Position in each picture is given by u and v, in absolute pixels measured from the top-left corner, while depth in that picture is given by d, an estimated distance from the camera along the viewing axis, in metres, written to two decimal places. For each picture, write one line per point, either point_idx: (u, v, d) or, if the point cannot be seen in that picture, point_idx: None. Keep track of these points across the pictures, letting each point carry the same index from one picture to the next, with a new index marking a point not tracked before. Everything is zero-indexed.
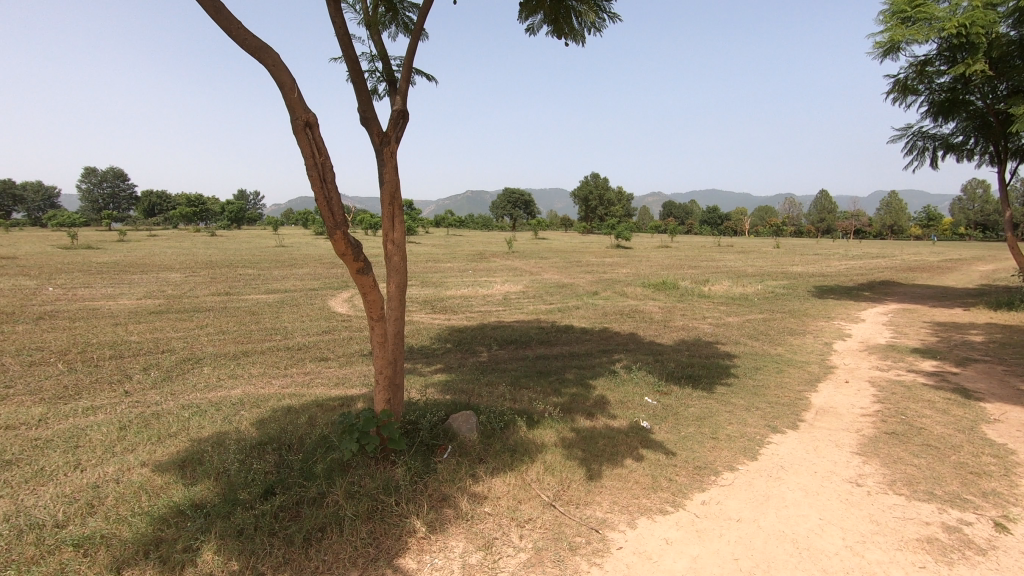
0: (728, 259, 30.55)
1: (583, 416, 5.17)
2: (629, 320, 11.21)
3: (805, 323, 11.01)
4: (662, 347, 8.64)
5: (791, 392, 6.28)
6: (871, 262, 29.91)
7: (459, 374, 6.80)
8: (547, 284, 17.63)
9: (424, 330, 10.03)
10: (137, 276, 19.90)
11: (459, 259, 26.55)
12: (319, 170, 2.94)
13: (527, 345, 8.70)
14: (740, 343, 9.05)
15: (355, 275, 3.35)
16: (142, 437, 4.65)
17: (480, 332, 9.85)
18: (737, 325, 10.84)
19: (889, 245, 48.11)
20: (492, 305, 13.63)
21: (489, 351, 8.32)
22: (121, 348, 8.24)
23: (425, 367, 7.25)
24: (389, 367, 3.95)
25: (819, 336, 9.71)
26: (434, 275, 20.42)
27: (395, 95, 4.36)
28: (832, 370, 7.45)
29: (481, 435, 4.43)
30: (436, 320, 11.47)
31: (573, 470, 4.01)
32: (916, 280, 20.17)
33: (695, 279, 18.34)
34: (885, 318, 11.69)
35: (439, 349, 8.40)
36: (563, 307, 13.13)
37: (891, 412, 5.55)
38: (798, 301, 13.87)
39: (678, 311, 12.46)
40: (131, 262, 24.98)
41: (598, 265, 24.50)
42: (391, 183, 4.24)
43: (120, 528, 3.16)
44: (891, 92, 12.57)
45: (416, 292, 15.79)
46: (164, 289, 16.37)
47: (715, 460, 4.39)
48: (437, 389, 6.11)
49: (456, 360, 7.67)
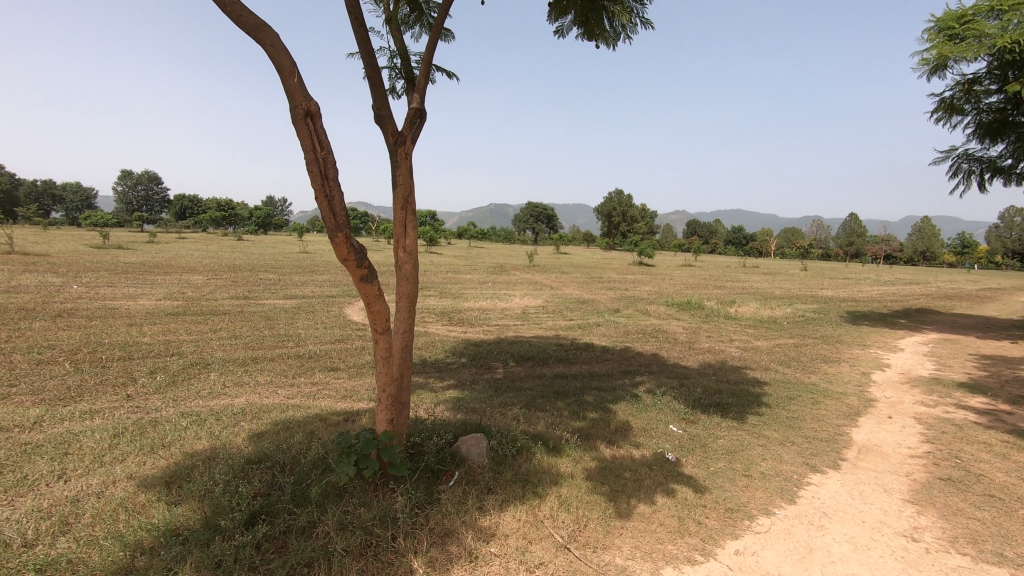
0: (754, 280, 29.85)
1: (602, 444, 4.78)
2: (652, 340, 10.76)
3: (840, 350, 10.42)
4: (687, 370, 8.19)
5: (829, 427, 5.79)
6: (904, 289, 28.88)
7: (472, 392, 6.47)
8: (568, 300, 17.24)
9: (440, 342, 9.74)
10: (160, 278, 20.09)
11: (478, 272, 26.32)
12: (320, 165, 2.69)
13: (545, 363, 8.33)
14: (771, 369, 8.54)
15: (358, 282, 3.06)
16: (135, 447, 4.41)
17: (497, 347, 9.52)
18: (767, 349, 10.31)
19: (922, 271, 46.54)
20: (511, 319, 13.31)
21: (504, 367, 7.97)
22: (132, 350, 8.11)
23: (437, 382, 6.93)
24: (393, 385, 3.63)
25: (856, 365, 9.14)
26: (453, 286, 20.24)
27: (414, 92, 4.11)
28: (872, 403, 6.92)
29: (491, 461, 4.08)
30: (452, 332, 11.18)
31: (591, 508, 3.63)
32: (955, 309, 19.28)
33: (721, 300, 17.78)
34: (926, 349, 11.02)
35: (453, 363, 8.09)
36: (583, 323, 12.73)
37: (943, 455, 5.04)
38: (830, 327, 13.23)
39: (704, 333, 11.95)
40: (157, 263, 25.37)
41: (620, 282, 24.05)
42: (405, 185, 3.96)
43: (91, 552, 2.88)
44: (936, 111, 12.01)
45: (434, 303, 15.58)
46: (184, 291, 16.42)
47: (749, 502, 3.95)
48: (448, 407, 5.78)
49: (469, 375, 7.33)
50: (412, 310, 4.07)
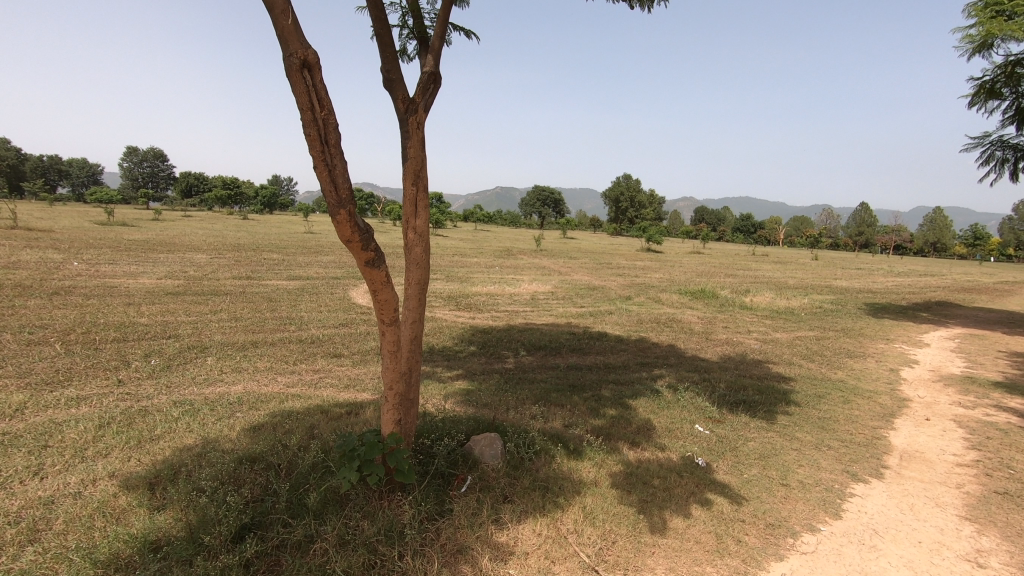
0: (765, 269, 29.36)
1: (625, 446, 4.41)
2: (667, 330, 10.37)
3: (864, 344, 10.00)
4: (708, 364, 7.79)
5: (866, 430, 5.39)
6: (918, 280, 28.36)
7: (482, 383, 6.11)
8: (577, 286, 16.81)
9: (447, 328, 9.38)
10: (163, 256, 19.75)
11: (485, 255, 25.88)
12: (319, 127, 2.27)
13: (557, 353, 7.94)
14: (795, 364, 8.13)
15: (364, 267, 2.67)
16: (121, 439, 4.07)
17: (506, 334, 9.14)
18: (787, 342, 9.91)
19: (934, 262, 45.89)
20: (520, 305, 12.91)
21: (516, 357, 7.59)
22: (128, 331, 7.78)
23: (445, 373, 6.57)
24: (401, 382, 3.25)
25: (883, 361, 8.71)
26: (460, 269, 19.88)
27: (427, 54, 3.68)
28: (906, 403, 6.52)
29: (506, 464, 3.72)
30: (460, 318, 10.80)
31: (618, 521, 3.27)
32: (975, 303, 18.78)
33: (735, 289, 17.34)
34: (952, 344, 10.57)
35: (462, 351, 7.73)
36: (595, 311, 12.32)
37: (994, 464, 4.65)
38: (851, 320, 12.77)
39: (720, 323, 11.53)
40: (161, 241, 25.07)
41: (630, 269, 23.56)
42: (417, 159, 3.55)
43: (59, 568, 2.54)
44: (971, 95, 11.43)
45: (441, 287, 15.21)
46: (186, 270, 16.09)
47: (791, 516, 3.58)
48: (457, 401, 5.41)
49: (479, 365, 6.96)
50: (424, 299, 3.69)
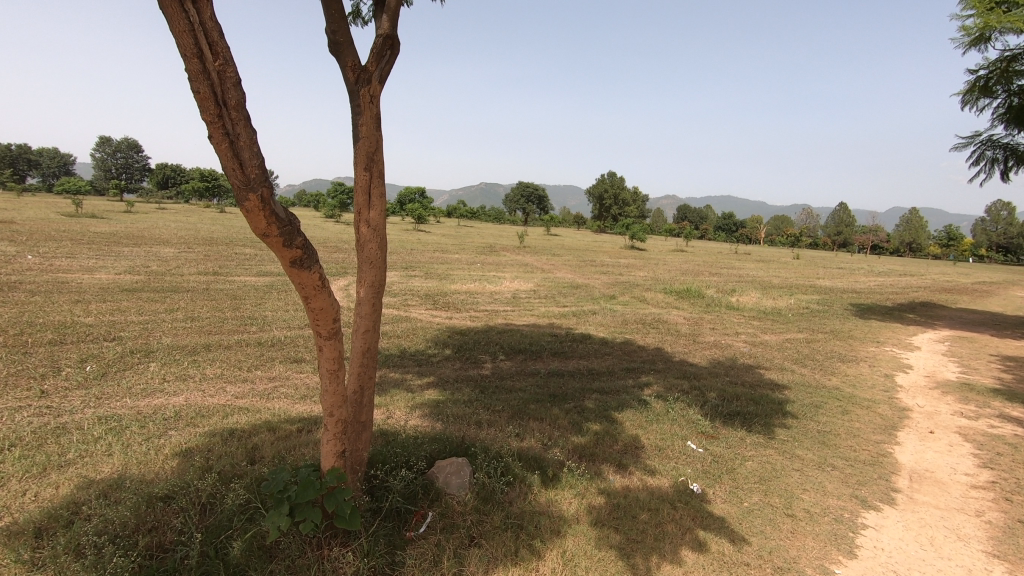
0: (748, 267, 29.23)
1: (611, 470, 3.91)
2: (653, 332, 9.93)
3: (855, 348, 9.66)
4: (696, 369, 7.34)
5: (869, 446, 4.97)
6: (898, 280, 28.48)
7: (455, 393, 5.56)
8: (560, 284, 16.31)
9: (422, 330, 8.82)
10: (127, 249, 18.76)
11: (466, 251, 25.26)
12: (211, 82, 1.70)
13: (538, 358, 7.42)
14: (787, 369, 7.72)
15: (290, 269, 2.13)
16: (24, 466, 3.47)
17: (484, 336, 8.60)
18: (776, 345, 9.53)
19: (911, 262, 46.46)
20: (500, 303, 12.36)
21: (493, 362, 7.05)
22: (67, 333, 7.07)
23: (415, 380, 6.01)
24: (344, 407, 2.69)
25: (876, 366, 8.36)
26: (440, 266, 19.29)
27: (382, 15, 3.14)
28: (906, 412, 6.14)
29: (475, 497, 3.20)
30: (436, 318, 10.22)
31: (604, 569, 2.78)
32: (957, 303, 18.72)
33: (721, 288, 17.02)
34: (943, 348, 10.28)
35: (436, 355, 7.17)
36: (578, 310, 11.83)
37: (1011, 485, 4.26)
38: (838, 321, 12.45)
39: (707, 324, 11.11)
40: (128, 234, 24.01)
41: (613, 266, 23.14)
42: (371, 137, 3.00)
43: None
44: (964, 92, 11.19)
45: (419, 284, 14.62)
46: (150, 265, 15.23)
47: (801, 556, 3.13)
48: (425, 415, 4.85)
49: (452, 372, 6.42)
50: (380, 304, 3.15)
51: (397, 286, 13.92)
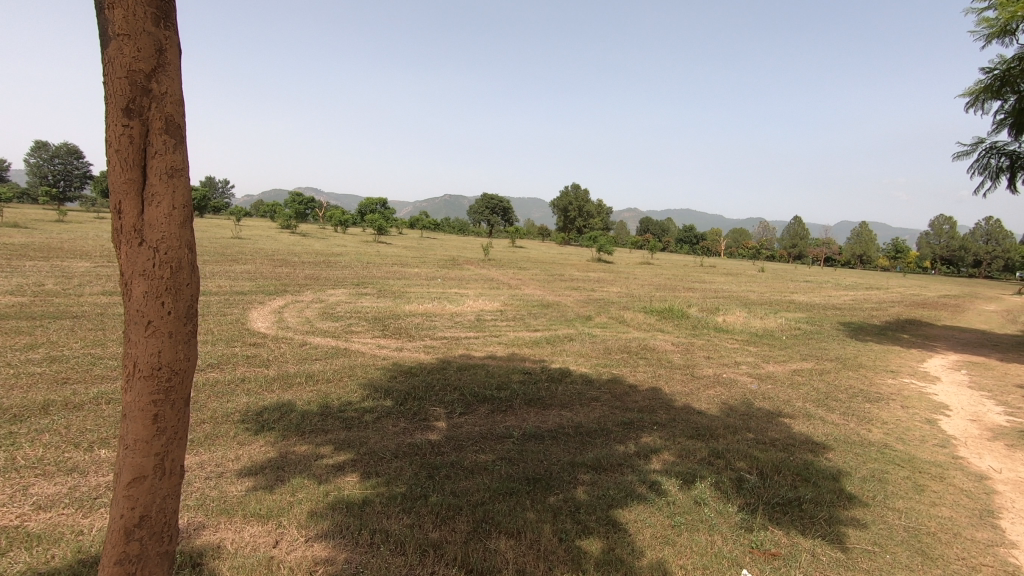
0: (719, 281, 28.46)
1: None
2: (643, 365, 8.37)
3: (873, 380, 8.33)
4: (709, 421, 5.77)
5: (987, 559, 3.44)
6: (864, 293, 28.21)
7: (388, 484, 3.80)
8: (529, 302, 14.74)
9: (360, 369, 6.99)
10: (30, 263, 16.19)
11: (428, 265, 23.48)
12: None
13: (508, 410, 5.71)
14: (814, 417, 6.23)
15: None
16: None
17: (439, 376, 6.84)
18: (786, 378, 8.11)
19: (867, 274, 47.09)
20: (461, 328, 10.61)
21: (448, 420, 5.32)
22: None
23: (334, 460, 4.19)
24: None
25: (910, 408, 6.97)
26: (396, 282, 17.49)
27: None
28: (988, 481, 4.71)
29: None
30: (383, 349, 8.40)
31: None
32: (938, 320, 18.03)
33: (702, 305, 15.80)
34: (963, 378, 9.07)
35: (371, 412, 5.35)
36: (551, 336, 10.19)
37: None
38: (837, 345, 11.20)
39: (700, 352, 9.64)
40: (43, 245, 21.25)
41: (583, 281, 21.83)
42: (137, 36, 1.31)
43: None
44: (976, 90, 10.55)
45: (369, 304, 12.79)
46: (47, 283, 12.85)
47: None
48: (335, 537, 3.08)
49: (390, 443, 4.62)
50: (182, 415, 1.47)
51: (342, 308, 12.02)
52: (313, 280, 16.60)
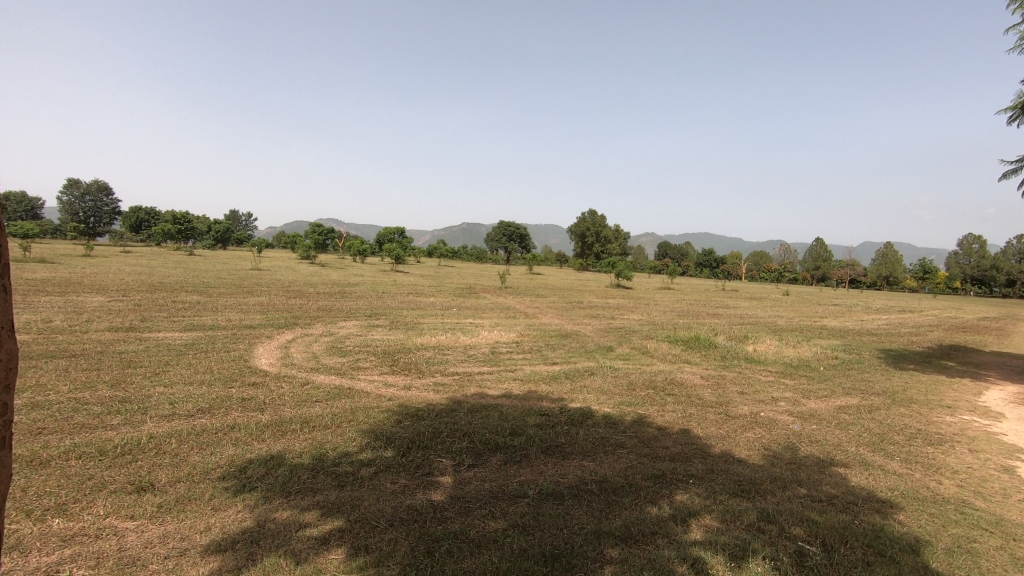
0: (743, 306, 27.50)
1: None
2: (671, 403, 7.65)
3: (932, 418, 7.49)
4: (752, 473, 5.05)
5: None
6: (897, 316, 27.02)
7: (378, 564, 3.20)
8: (547, 332, 14.11)
9: (362, 412, 6.40)
10: (45, 298, 16.09)
11: (444, 294, 23.04)
12: None
13: (522, 461, 5.09)
14: (873, 465, 5.46)
15: None
16: None
17: (448, 420, 6.23)
18: (833, 417, 7.32)
19: (896, 295, 45.52)
20: (474, 362, 10.01)
21: (455, 474, 4.70)
22: None
23: (319, 530, 3.60)
24: None
25: (980, 452, 6.13)
26: (409, 312, 17.04)
27: None
28: None
29: None
30: (390, 388, 7.83)
31: None
32: (981, 345, 16.95)
33: (730, 333, 15.00)
34: None
35: (368, 466, 4.76)
36: (570, 370, 9.50)
37: None
38: (882, 376, 10.30)
39: (732, 387, 8.87)
40: (64, 279, 21.32)
41: (602, 308, 21.18)
42: None
43: None
44: (1020, 103, 9.90)
45: (380, 337, 12.28)
46: (55, 319, 12.59)
47: None
48: None
49: (386, 506, 4.01)
50: None
51: (351, 341, 11.52)
52: (325, 312, 16.20)
